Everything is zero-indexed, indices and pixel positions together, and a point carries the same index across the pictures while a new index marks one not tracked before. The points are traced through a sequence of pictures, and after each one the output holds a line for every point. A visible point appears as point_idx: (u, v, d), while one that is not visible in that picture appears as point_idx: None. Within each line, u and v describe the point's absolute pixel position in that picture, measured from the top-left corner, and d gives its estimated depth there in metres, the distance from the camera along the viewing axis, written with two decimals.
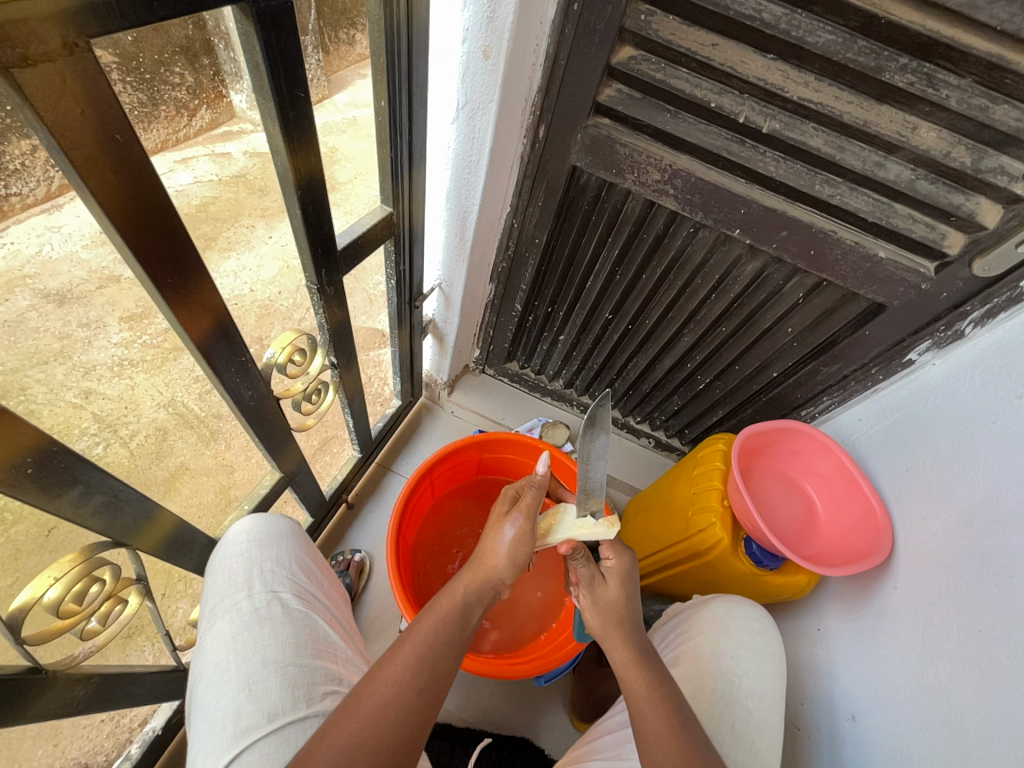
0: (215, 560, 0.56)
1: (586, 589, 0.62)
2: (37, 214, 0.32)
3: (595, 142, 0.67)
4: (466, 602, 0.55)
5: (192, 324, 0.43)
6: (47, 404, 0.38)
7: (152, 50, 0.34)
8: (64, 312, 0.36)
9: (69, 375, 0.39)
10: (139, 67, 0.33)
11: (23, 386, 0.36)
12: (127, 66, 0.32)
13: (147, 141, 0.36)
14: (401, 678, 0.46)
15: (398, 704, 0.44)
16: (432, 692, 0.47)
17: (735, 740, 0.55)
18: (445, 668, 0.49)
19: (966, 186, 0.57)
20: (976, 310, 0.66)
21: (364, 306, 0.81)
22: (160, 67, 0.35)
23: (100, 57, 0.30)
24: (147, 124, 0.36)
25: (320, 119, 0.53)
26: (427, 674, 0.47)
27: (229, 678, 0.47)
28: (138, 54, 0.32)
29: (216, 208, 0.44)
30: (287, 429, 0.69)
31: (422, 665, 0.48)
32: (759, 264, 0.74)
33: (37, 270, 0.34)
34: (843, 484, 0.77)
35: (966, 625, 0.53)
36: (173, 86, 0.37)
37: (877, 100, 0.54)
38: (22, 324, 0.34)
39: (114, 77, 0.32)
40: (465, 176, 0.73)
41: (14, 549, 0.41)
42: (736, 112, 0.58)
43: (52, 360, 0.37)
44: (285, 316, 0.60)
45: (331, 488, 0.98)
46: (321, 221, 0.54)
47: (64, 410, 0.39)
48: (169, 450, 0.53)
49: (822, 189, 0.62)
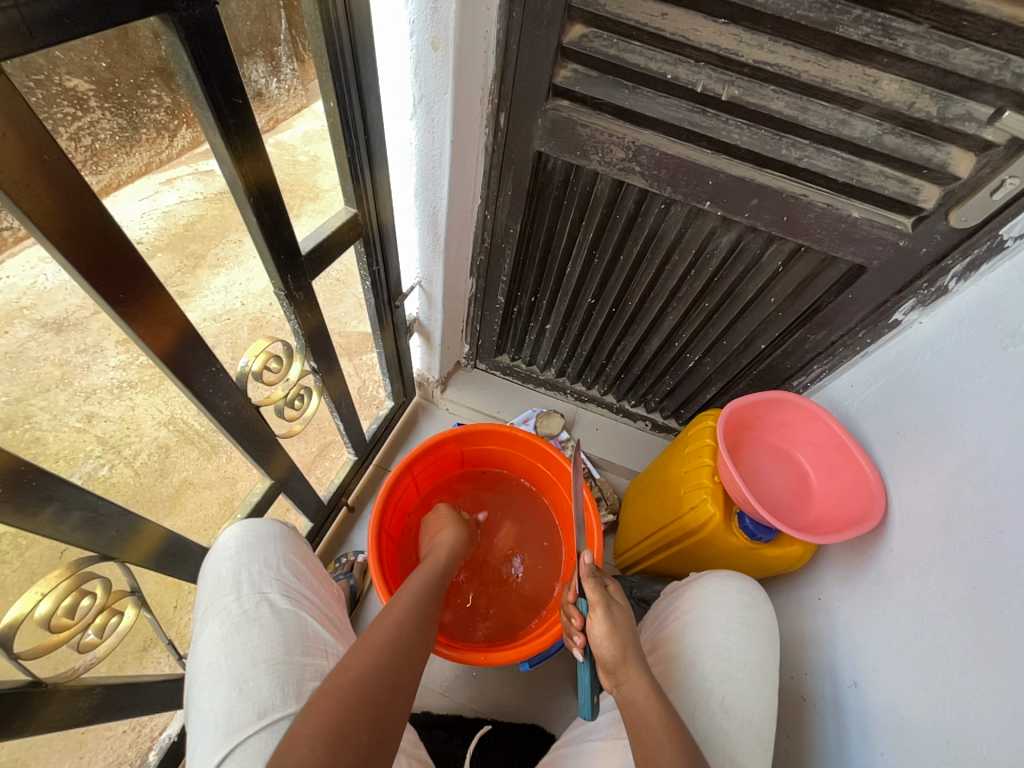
0: (205, 566, 0.57)
1: (602, 616, 0.56)
2: (29, 247, 0.34)
3: (557, 126, 0.67)
4: (442, 556, 0.70)
5: (153, 338, 0.44)
6: (51, 431, 0.41)
7: (127, 74, 0.36)
8: (63, 339, 0.39)
9: (71, 400, 0.42)
10: (115, 92, 0.36)
11: (27, 415, 0.39)
12: (105, 93, 0.36)
13: (130, 165, 0.40)
14: (404, 614, 0.57)
15: (403, 632, 0.54)
16: (425, 629, 0.57)
17: (728, 712, 0.55)
18: (433, 605, 0.61)
19: (935, 137, 0.56)
20: (957, 263, 0.65)
21: (354, 310, 0.84)
22: (137, 90, 0.38)
23: (76, 85, 0.34)
24: (128, 148, 0.39)
25: (300, 128, 0.56)
26: (421, 614, 0.58)
27: (220, 678, 0.48)
28: (112, 79, 0.36)
29: (202, 225, 0.48)
30: (272, 436, 0.68)
31: (416, 604, 0.59)
32: (734, 234, 0.73)
33: (34, 301, 0.36)
34: (833, 452, 0.75)
35: (963, 582, 0.53)
36: (151, 108, 0.39)
37: (835, 56, 0.53)
38: (22, 354, 0.37)
39: (91, 103, 0.35)
40: (431, 171, 0.73)
41: (29, 571, 0.44)
42: (693, 81, 0.57)
43: (53, 387, 0.40)
44: (277, 327, 0.63)
45: (328, 492, 1.00)
46: (281, 226, 0.54)
47: (68, 434, 0.43)
48: (172, 466, 0.57)
49: (789, 153, 0.61)
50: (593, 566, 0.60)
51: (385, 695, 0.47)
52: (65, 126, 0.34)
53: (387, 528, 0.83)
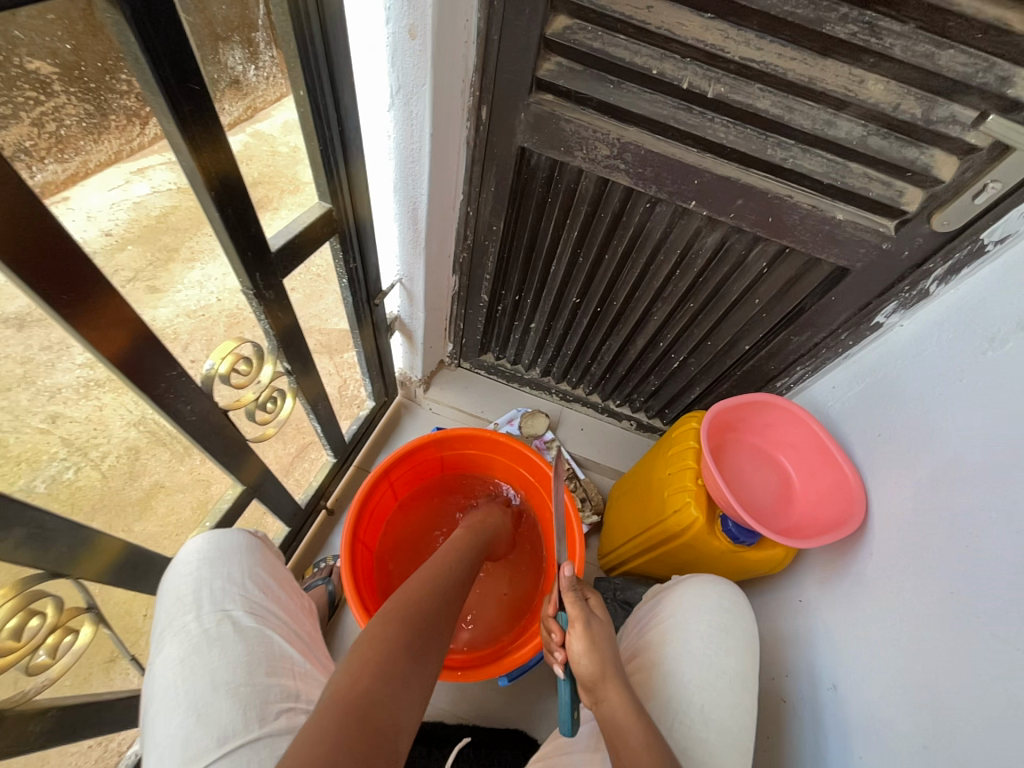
0: (165, 582, 0.55)
1: (581, 630, 0.55)
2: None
3: (540, 120, 0.65)
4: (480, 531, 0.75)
5: (104, 342, 0.41)
6: (14, 431, 0.39)
7: (95, 57, 0.35)
8: (25, 335, 0.37)
9: (34, 400, 0.39)
10: (82, 76, 0.35)
11: None
12: (70, 77, 0.34)
13: (99, 153, 0.38)
14: (450, 555, 0.66)
15: (450, 567, 0.63)
16: (471, 570, 0.65)
17: (707, 721, 0.54)
18: (476, 553, 0.70)
19: (919, 139, 0.55)
20: (938, 267, 0.65)
21: (336, 307, 0.82)
22: (106, 76, 0.36)
23: (36, 67, 0.32)
24: (98, 135, 0.38)
25: (281, 118, 0.54)
26: (465, 558, 0.67)
27: (178, 703, 0.46)
28: (79, 63, 0.34)
29: (177, 217, 0.46)
30: (242, 440, 0.66)
31: (460, 550, 0.68)
32: (719, 234, 0.72)
33: None
34: (815, 454, 0.75)
35: (939, 587, 0.53)
36: (121, 94, 0.38)
37: (821, 55, 0.52)
38: None
39: (55, 88, 0.34)
40: (410, 165, 0.70)
41: None
42: (678, 78, 0.56)
43: (14, 386, 0.38)
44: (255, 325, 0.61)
45: (306, 496, 0.97)
46: (247, 222, 0.51)
47: (30, 436, 0.40)
48: (143, 468, 0.54)
49: (774, 153, 0.60)
50: (572, 579, 0.60)
51: (438, 608, 0.55)
52: (28, 110, 0.33)
53: (362, 536, 0.81)
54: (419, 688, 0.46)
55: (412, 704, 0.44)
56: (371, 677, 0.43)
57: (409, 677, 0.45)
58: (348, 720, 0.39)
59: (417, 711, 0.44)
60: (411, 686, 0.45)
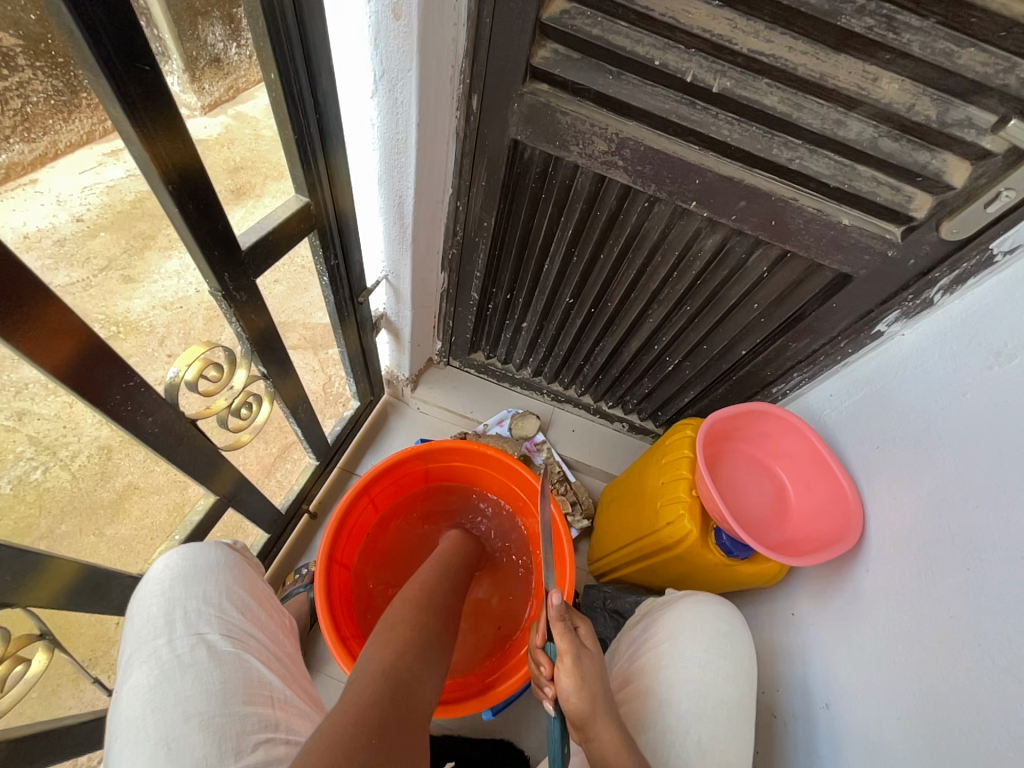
0: (133, 602, 0.51)
1: (571, 667, 0.53)
2: None
3: (534, 112, 0.61)
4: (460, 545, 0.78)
5: (48, 354, 0.38)
6: None
7: None
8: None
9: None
10: (49, 50, 0.33)
11: None
12: (34, 49, 0.32)
13: (70, 133, 0.36)
14: (444, 556, 0.74)
15: (445, 565, 0.71)
16: (463, 568, 0.74)
17: (700, 750, 0.53)
18: (467, 552, 0.78)
19: (932, 142, 0.53)
20: (944, 276, 0.63)
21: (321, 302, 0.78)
22: None
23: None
24: (67, 114, 0.36)
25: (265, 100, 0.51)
26: (458, 559, 0.75)
27: (145, 737, 0.43)
28: (46, 35, 0.32)
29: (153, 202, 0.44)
30: (213, 449, 0.62)
31: (452, 550, 0.76)
32: (719, 237, 0.69)
33: None
34: (812, 465, 0.74)
35: (937, 609, 0.51)
36: None
37: (834, 49, 0.49)
38: None
39: (19, 62, 0.32)
40: (395, 157, 0.65)
41: None
42: (682, 70, 0.52)
43: None
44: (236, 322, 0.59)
45: (286, 502, 0.93)
46: (212, 216, 0.47)
47: None
48: (116, 468, 0.52)
49: (780, 153, 0.57)
50: (562, 607, 0.57)
51: (443, 599, 0.64)
52: None
53: (338, 551, 0.78)
54: (436, 669, 0.54)
55: (434, 676, 0.52)
56: (399, 661, 0.50)
57: (428, 660, 0.53)
58: (390, 692, 0.46)
59: (435, 688, 0.52)
60: (431, 669, 0.52)
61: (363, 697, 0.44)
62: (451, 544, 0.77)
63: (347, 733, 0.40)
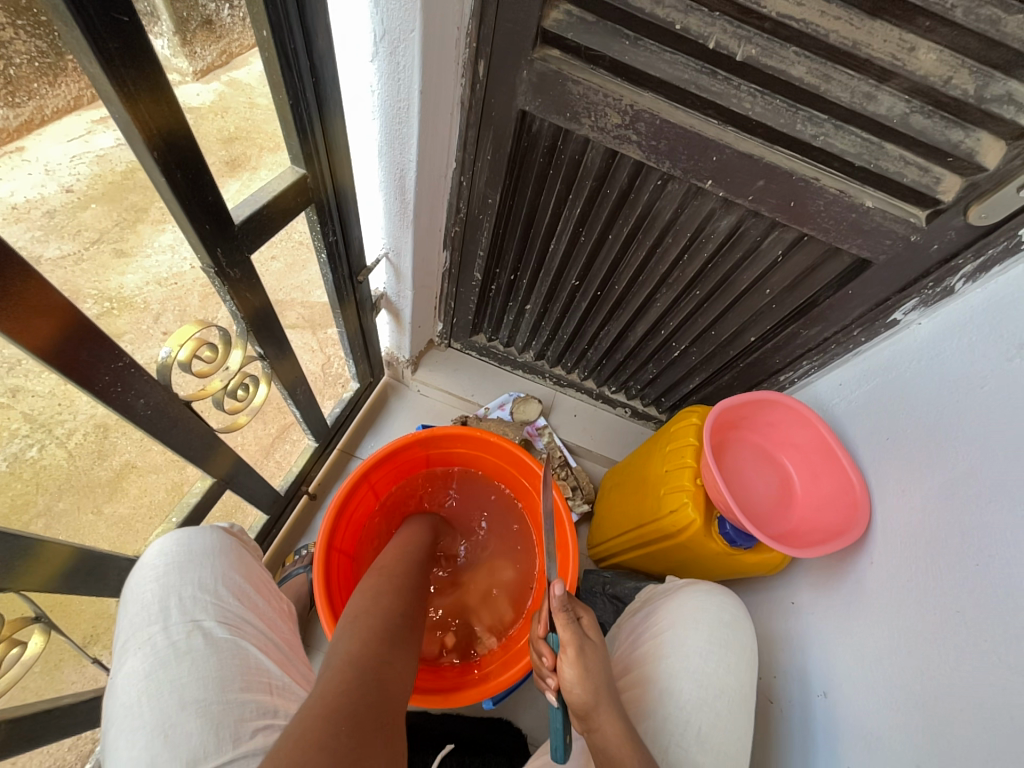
0: (127, 588, 0.51)
1: (574, 659, 0.53)
2: None
3: (544, 80, 0.57)
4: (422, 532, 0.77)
5: (30, 332, 0.36)
6: None
7: None
8: None
9: None
10: (30, 7, 0.30)
11: None
12: (15, 5, 0.30)
13: (57, 98, 0.34)
14: (408, 542, 0.74)
15: (409, 551, 0.72)
16: (428, 552, 0.74)
17: (699, 739, 0.53)
18: (430, 536, 0.78)
19: (967, 119, 0.49)
20: (968, 263, 0.60)
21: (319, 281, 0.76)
22: None
23: None
24: (54, 77, 0.34)
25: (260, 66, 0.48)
26: (421, 543, 0.75)
27: (142, 724, 0.42)
28: None
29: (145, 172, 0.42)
30: (209, 432, 0.61)
31: (415, 535, 0.76)
32: (734, 219, 0.66)
33: None
34: (819, 455, 0.73)
35: (940, 605, 0.51)
36: None
37: (870, 14, 0.45)
38: None
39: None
40: (396, 127, 0.62)
41: None
42: (704, 35, 0.49)
43: None
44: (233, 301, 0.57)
45: (285, 483, 0.93)
46: (202, 188, 0.45)
47: None
48: (112, 447, 0.51)
49: (804, 129, 0.53)
50: (565, 597, 0.56)
51: (409, 583, 0.64)
52: None
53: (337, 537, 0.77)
54: (408, 654, 0.53)
55: (405, 656, 0.52)
56: (369, 648, 0.50)
57: (399, 642, 0.53)
58: (360, 678, 0.45)
59: (409, 672, 0.52)
60: (402, 651, 0.52)
61: (337, 685, 0.43)
62: (414, 532, 0.77)
63: (317, 726, 0.38)
